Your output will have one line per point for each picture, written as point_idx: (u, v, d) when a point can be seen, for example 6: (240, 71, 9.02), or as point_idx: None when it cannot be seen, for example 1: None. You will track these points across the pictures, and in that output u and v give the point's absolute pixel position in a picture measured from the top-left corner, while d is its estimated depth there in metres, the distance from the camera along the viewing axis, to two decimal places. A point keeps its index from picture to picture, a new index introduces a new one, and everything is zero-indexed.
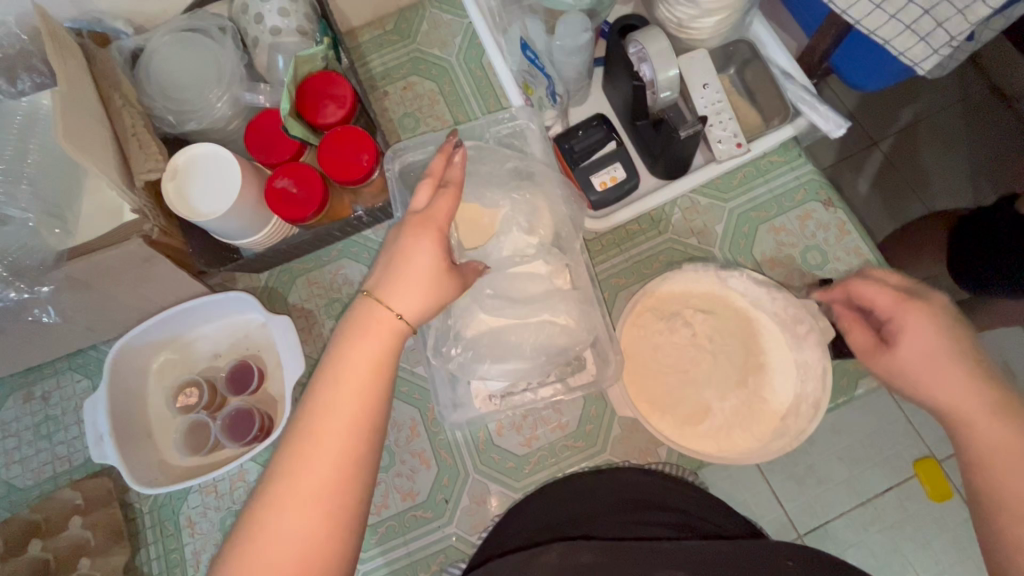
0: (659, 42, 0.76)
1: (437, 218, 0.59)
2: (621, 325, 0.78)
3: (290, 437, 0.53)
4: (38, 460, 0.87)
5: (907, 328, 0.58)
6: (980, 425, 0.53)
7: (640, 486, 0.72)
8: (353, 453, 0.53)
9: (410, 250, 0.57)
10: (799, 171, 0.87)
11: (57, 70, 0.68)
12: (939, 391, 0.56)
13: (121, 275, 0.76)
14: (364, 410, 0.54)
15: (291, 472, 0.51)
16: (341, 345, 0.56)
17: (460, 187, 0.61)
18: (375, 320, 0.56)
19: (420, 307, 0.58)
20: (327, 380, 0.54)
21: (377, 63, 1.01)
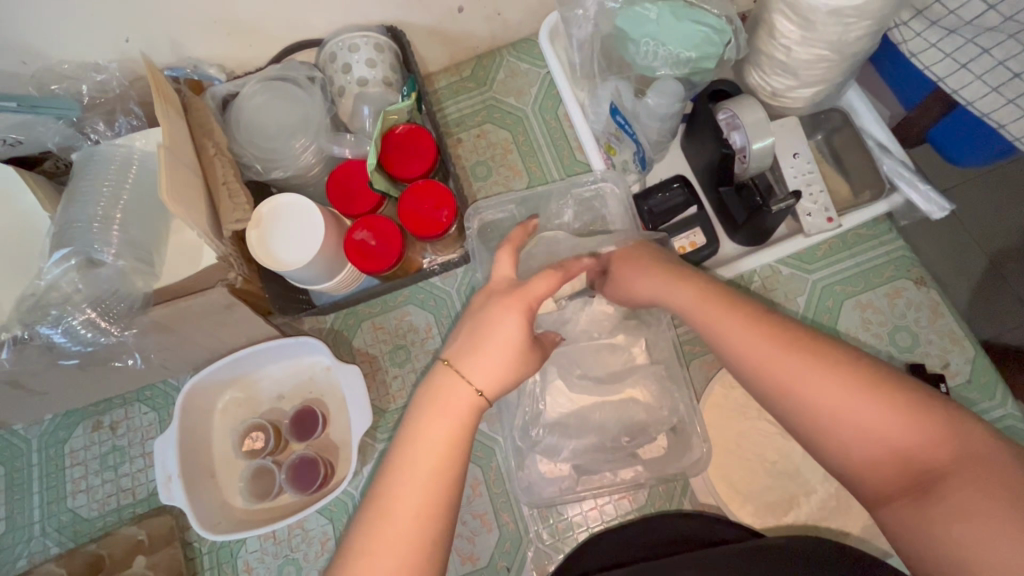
0: (755, 112, 0.75)
1: (531, 294, 0.55)
2: (704, 399, 0.75)
3: (362, 516, 0.48)
4: (103, 491, 0.88)
5: (660, 278, 0.59)
6: (766, 354, 0.50)
7: (670, 526, 0.65)
8: (428, 533, 0.47)
9: (496, 320, 0.54)
10: (888, 245, 0.84)
11: (163, 125, 0.69)
12: (722, 331, 0.53)
13: (202, 320, 0.77)
14: (441, 489, 0.49)
15: (363, 560, 0.46)
16: (415, 420, 0.51)
17: (567, 272, 0.57)
18: (454, 392, 0.52)
19: (501, 381, 0.53)
20: (402, 454, 0.49)
21: (451, 109, 1.01)
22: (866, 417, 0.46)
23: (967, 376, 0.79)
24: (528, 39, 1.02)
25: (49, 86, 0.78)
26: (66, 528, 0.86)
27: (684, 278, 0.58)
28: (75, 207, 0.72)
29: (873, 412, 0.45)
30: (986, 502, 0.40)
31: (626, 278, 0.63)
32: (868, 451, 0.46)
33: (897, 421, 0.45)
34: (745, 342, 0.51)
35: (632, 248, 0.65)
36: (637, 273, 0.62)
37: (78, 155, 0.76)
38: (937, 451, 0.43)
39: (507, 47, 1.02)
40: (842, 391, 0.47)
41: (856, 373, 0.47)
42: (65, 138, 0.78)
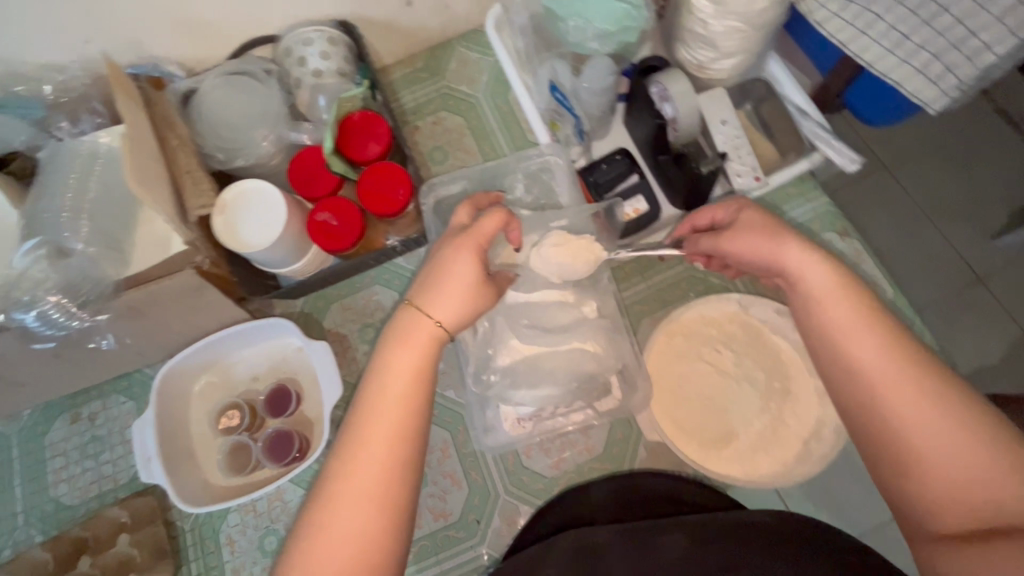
0: (681, 83, 0.82)
1: (481, 233, 0.60)
2: (648, 350, 0.81)
3: (339, 442, 0.53)
4: (84, 479, 0.90)
5: (797, 257, 0.60)
6: (875, 363, 0.54)
7: (652, 486, 0.71)
8: (400, 455, 0.53)
9: (452, 262, 0.59)
10: (814, 203, 0.91)
11: (125, 116, 0.73)
12: (840, 328, 0.56)
13: (173, 303, 0.80)
14: (408, 414, 0.54)
15: (341, 473, 0.52)
16: (383, 354, 0.56)
17: (515, 210, 0.63)
18: (416, 328, 0.57)
19: (459, 313, 0.58)
20: (372, 386, 0.55)
21: (407, 99, 1.06)
22: (946, 444, 0.50)
23: None
24: (477, 31, 1.08)
25: (14, 88, 0.81)
26: (49, 516, 0.89)
27: (831, 269, 0.58)
28: (44, 201, 0.76)
29: (961, 446, 0.50)
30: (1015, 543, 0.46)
31: (742, 235, 0.65)
32: (940, 476, 0.50)
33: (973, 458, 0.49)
34: (857, 345, 0.55)
35: (755, 217, 0.65)
36: (761, 241, 0.62)
37: (44, 152, 0.79)
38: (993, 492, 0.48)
39: (458, 39, 1.08)
40: (936, 415, 0.51)
41: (956, 405, 0.51)
42: (31, 136, 0.81)
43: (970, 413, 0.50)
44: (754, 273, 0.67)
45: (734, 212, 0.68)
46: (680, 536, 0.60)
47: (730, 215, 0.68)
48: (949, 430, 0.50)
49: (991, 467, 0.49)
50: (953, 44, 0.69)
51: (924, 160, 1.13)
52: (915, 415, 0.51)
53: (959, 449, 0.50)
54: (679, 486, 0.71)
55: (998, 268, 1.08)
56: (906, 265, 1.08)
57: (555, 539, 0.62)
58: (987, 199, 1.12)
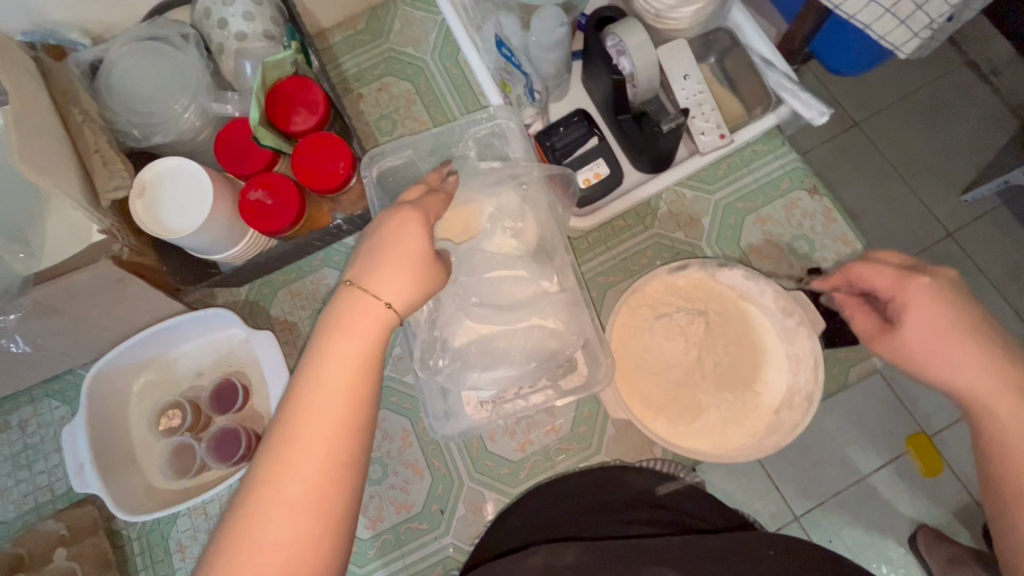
0: (638, 34, 0.74)
1: (428, 210, 0.57)
2: (611, 326, 0.76)
3: (272, 438, 0.47)
4: (17, 492, 0.84)
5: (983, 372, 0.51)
6: None
7: (623, 485, 0.71)
8: (343, 453, 0.47)
9: (399, 234, 0.54)
10: (783, 160, 0.86)
11: (9, 87, 0.64)
12: (1013, 458, 0.49)
13: (93, 297, 0.73)
14: (353, 408, 0.48)
15: (275, 474, 0.46)
16: (322, 338, 0.50)
17: (450, 193, 0.61)
18: (361, 311, 0.51)
19: (408, 293, 0.53)
20: (310, 377, 0.48)
21: (349, 65, 0.98)
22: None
23: None
24: None
25: None
26: None
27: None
28: None
29: None
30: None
31: (918, 336, 0.54)
32: None
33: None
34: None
35: (937, 311, 0.53)
36: (952, 346, 0.52)
37: None
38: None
39: None
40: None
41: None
42: None
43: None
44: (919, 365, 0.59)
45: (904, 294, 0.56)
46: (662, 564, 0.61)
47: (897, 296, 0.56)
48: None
49: None
50: None
51: (895, 113, 1.10)
52: None
53: None
54: (648, 484, 0.71)
55: (968, 220, 1.06)
56: (877, 222, 1.06)
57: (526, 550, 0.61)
58: (962, 154, 1.09)
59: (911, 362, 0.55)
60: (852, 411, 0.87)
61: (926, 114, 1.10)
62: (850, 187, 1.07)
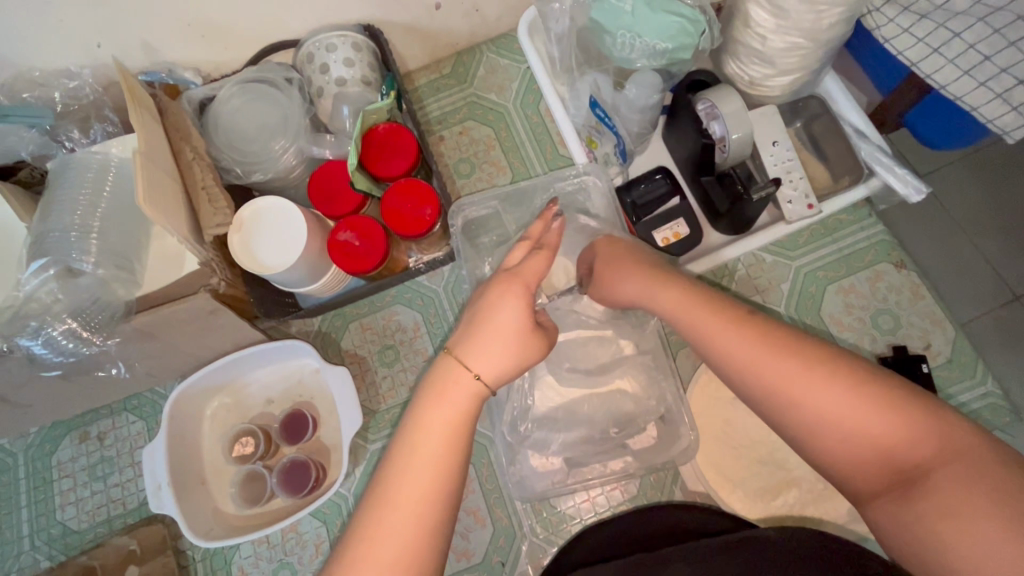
0: (733, 102, 0.75)
1: (527, 274, 0.55)
2: (692, 386, 0.77)
3: (361, 509, 0.46)
4: (92, 503, 0.87)
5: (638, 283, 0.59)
6: (751, 354, 0.49)
7: (659, 518, 0.66)
8: (425, 532, 0.45)
9: (496, 306, 0.53)
10: (868, 231, 0.85)
11: (137, 129, 0.68)
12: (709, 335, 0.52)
13: (188, 326, 0.76)
14: (441, 483, 0.46)
15: (360, 550, 0.44)
16: (417, 407, 0.49)
17: (555, 249, 0.58)
18: (454, 384, 0.50)
19: (501, 366, 0.51)
20: (404, 446, 0.47)
21: (433, 107, 1.01)
22: (869, 422, 0.44)
23: (947, 356, 0.81)
24: (507, 35, 1.02)
25: (20, 94, 0.77)
26: (56, 541, 0.86)
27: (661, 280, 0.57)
28: (49, 217, 0.71)
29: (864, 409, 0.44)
30: (969, 481, 0.39)
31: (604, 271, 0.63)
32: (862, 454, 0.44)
33: (901, 419, 0.43)
34: (716, 330, 0.51)
35: (611, 250, 0.65)
36: (618, 273, 0.61)
37: (53, 163, 0.75)
38: (928, 447, 0.42)
39: (486, 43, 1.02)
40: (845, 390, 0.45)
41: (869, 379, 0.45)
42: (39, 146, 0.77)
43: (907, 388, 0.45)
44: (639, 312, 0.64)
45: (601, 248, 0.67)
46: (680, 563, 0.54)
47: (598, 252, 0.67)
48: (869, 407, 0.44)
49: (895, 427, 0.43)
50: None
51: None
52: (811, 398, 0.46)
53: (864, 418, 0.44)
54: (686, 516, 0.66)
55: None
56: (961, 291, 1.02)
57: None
58: None
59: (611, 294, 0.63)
60: None
61: None
62: None
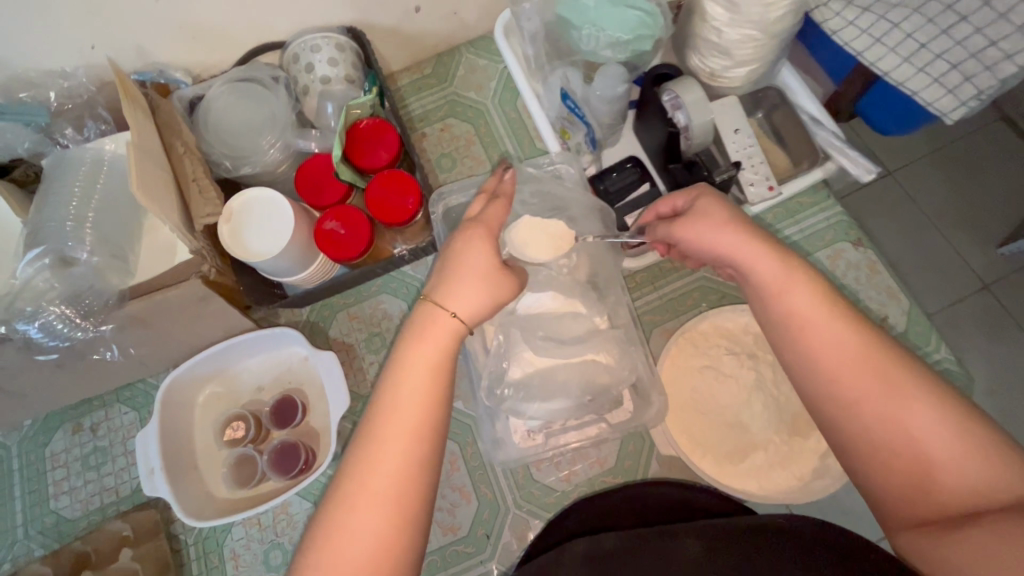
0: (694, 92, 0.81)
1: (489, 223, 0.60)
2: (663, 359, 0.81)
3: (356, 441, 0.51)
4: (85, 491, 0.89)
5: (745, 247, 0.59)
6: (840, 354, 0.53)
7: (658, 492, 0.70)
8: (417, 450, 0.50)
9: (464, 251, 0.57)
10: (827, 212, 0.90)
11: (131, 123, 0.72)
12: (798, 318, 0.56)
13: (178, 313, 0.79)
14: (426, 408, 0.51)
15: (361, 471, 0.49)
16: (400, 348, 0.54)
17: (510, 198, 0.63)
18: (433, 324, 0.54)
19: (475, 305, 0.56)
20: (390, 381, 0.52)
21: (415, 106, 1.05)
22: (932, 442, 0.50)
23: (904, 328, 0.86)
24: (485, 37, 1.07)
25: (17, 95, 0.80)
26: (50, 529, 0.87)
27: (772, 254, 0.58)
28: (45, 209, 0.74)
29: (934, 431, 0.49)
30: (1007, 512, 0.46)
31: (693, 223, 0.63)
32: (913, 462, 0.50)
33: (965, 447, 0.49)
34: (812, 323, 0.55)
35: (716, 207, 0.62)
36: (714, 233, 0.61)
37: (49, 160, 0.78)
38: (978, 476, 0.48)
39: (465, 45, 1.07)
40: (921, 408, 0.50)
41: (951, 417, 0.50)
42: (35, 144, 0.80)
43: (994, 442, 0.49)
44: (708, 263, 0.65)
45: (692, 199, 0.65)
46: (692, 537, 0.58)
47: (688, 202, 0.66)
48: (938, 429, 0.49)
49: (957, 449, 0.49)
50: (972, 53, 0.68)
51: (937, 167, 1.13)
52: (886, 404, 0.51)
53: (929, 437, 0.49)
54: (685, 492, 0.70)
55: (1015, 281, 1.07)
56: (920, 276, 1.08)
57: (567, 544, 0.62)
58: (1002, 209, 1.10)
59: (693, 244, 0.64)
60: None
61: (971, 171, 1.13)
62: (893, 238, 1.10)
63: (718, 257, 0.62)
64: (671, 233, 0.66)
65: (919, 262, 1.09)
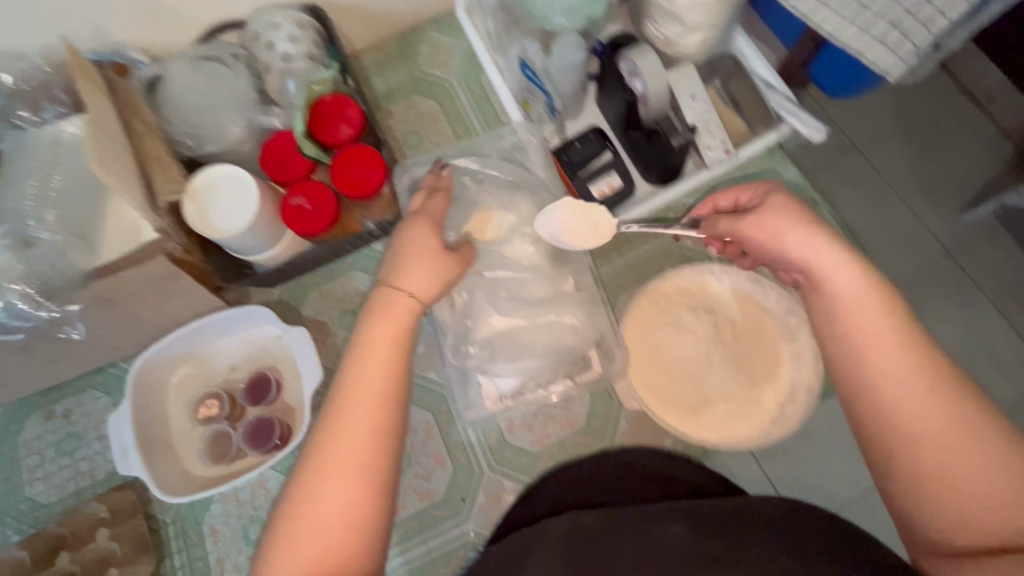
0: (650, 59, 0.83)
1: (435, 212, 0.64)
2: (625, 320, 0.83)
3: (320, 421, 0.51)
4: (60, 477, 0.89)
5: (821, 252, 0.57)
6: (905, 377, 0.51)
7: (635, 460, 0.69)
8: (381, 425, 0.50)
9: (413, 237, 0.60)
10: (782, 175, 0.94)
11: (87, 99, 0.71)
12: (863, 333, 0.53)
13: (145, 291, 0.79)
14: (387, 382, 0.52)
15: (326, 448, 0.49)
16: (361, 327, 0.55)
17: (449, 188, 0.67)
18: (390, 303, 0.56)
19: (428, 283, 0.58)
20: (351, 359, 0.53)
21: (380, 85, 1.05)
22: (987, 479, 0.48)
23: None
24: (448, 14, 1.08)
25: None
26: (26, 516, 0.87)
27: (847, 262, 0.56)
28: (4, 190, 0.74)
29: (989, 467, 0.47)
30: None
31: (767, 222, 0.61)
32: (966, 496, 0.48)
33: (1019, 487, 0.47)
34: (877, 341, 0.52)
35: (787, 210, 0.61)
36: (789, 234, 0.59)
37: (5, 141, 0.77)
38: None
39: (429, 23, 1.08)
40: (981, 443, 0.48)
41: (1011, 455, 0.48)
42: None
43: None
44: (772, 265, 0.64)
45: (760, 194, 0.66)
46: (678, 521, 0.56)
47: (756, 197, 0.66)
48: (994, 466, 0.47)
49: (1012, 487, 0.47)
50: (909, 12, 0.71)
51: (893, 133, 1.16)
52: (945, 431, 0.49)
53: (983, 470, 0.48)
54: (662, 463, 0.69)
55: (966, 242, 1.12)
56: (878, 238, 1.12)
57: (549, 519, 0.59)
58: (957, 175, 1.15)
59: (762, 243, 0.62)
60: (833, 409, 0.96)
61: (924, 136, 1.16)
62: (853, 203, 1.13)
63: (788, 259, 0.60)
64: (733, 229, 0.66)
65: (877, 225, 1.12)
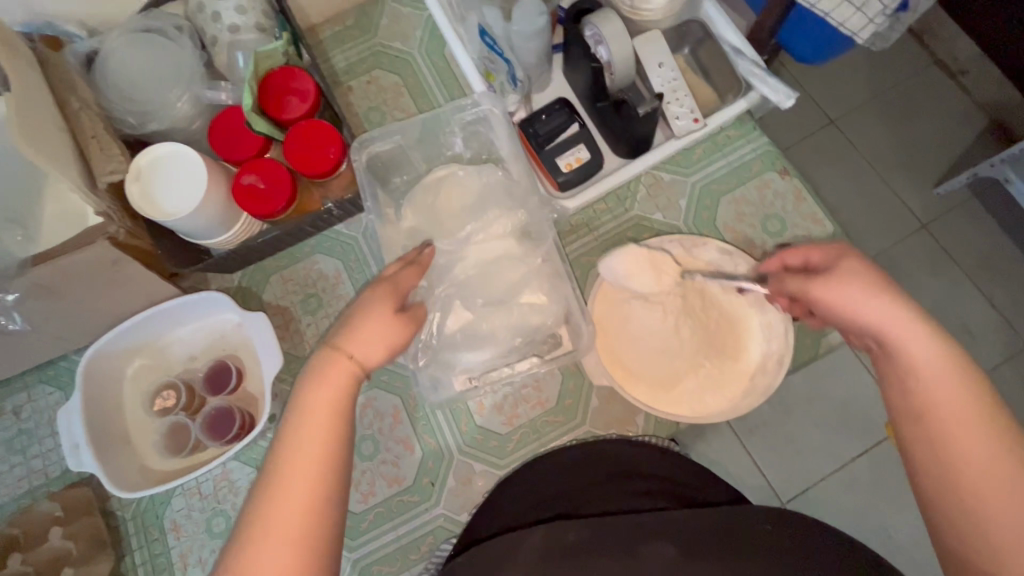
0: (614, 23, 0.79)
1: (400, 284, 0.62)
2: (592, 298, 0.82)
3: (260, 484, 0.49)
4: (12, 476, 0.85)
5: (902, 322, 0.53)
6: (981, 456, 0.49)
7: (607, 449, 0.70)
8: (318, 491, 0.49)
9: (365, 303, 0.59)
10: (754, 143, 0.91)
11: (11, 72, 0.66)
12: (938, 402, 0.51)
13: (88, 279, 0.74)
14: (326, 448, 0.50)
15: (262, 512, 0.48)
16: (302, 392, 0.53)
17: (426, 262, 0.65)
18: (332, 368, 0.54)
19: (375, 349, 0.57)
20: (290, 424, 0.51)
21: (338, 59, 1.01)
22: None
23: None
24: None
25: None
26: None
27: (927, 334, 0.53)
28: None
29: None
30: None
31: (841, 282, 0.57)
32: None
33: None
34: (956, 418, 0.50)
35: (865, 279, 0.56)
36: (864, 305, 0.55)
37: None
38: None
39: None
40: None
41: None
42: None
43: None
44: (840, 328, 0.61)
45: (833, 256, 0.60)
46: (662, 544, 0.57)
47: (827, 259, 0.61)
48: None
49: None
50: None
51: (865, 103, 1.15)
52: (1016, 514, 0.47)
53: None
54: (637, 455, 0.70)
55: (938, 210, 1.11)
56: (851, 209, 1.11)
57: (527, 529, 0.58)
58: (929, 143, 1.14)
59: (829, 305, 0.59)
60: (807, 380, 0.96)
61: (897, 105, 1.15)
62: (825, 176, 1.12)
63: (859, 325, 0.57)
64: (801, 288, 0.62)
65: (851, 196, 1.12)
